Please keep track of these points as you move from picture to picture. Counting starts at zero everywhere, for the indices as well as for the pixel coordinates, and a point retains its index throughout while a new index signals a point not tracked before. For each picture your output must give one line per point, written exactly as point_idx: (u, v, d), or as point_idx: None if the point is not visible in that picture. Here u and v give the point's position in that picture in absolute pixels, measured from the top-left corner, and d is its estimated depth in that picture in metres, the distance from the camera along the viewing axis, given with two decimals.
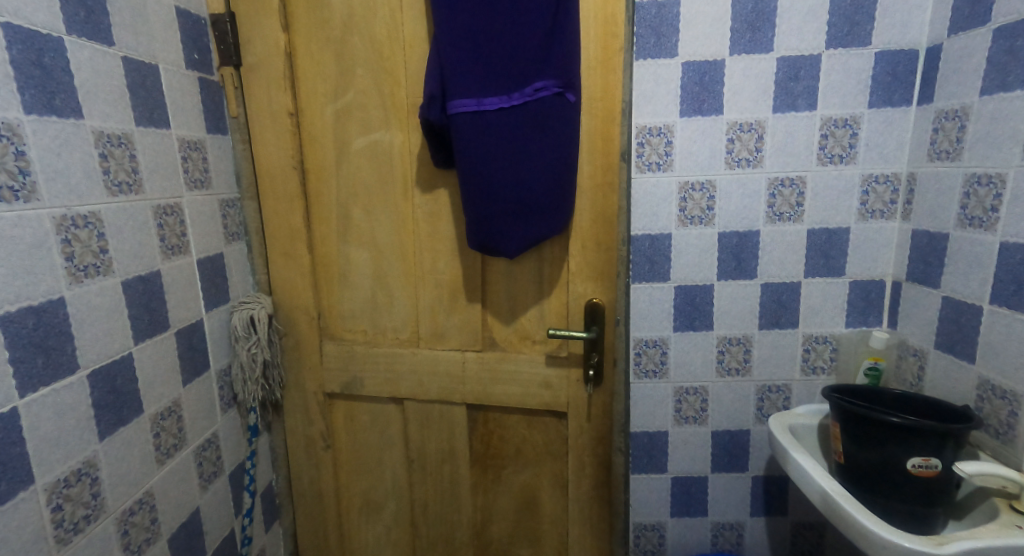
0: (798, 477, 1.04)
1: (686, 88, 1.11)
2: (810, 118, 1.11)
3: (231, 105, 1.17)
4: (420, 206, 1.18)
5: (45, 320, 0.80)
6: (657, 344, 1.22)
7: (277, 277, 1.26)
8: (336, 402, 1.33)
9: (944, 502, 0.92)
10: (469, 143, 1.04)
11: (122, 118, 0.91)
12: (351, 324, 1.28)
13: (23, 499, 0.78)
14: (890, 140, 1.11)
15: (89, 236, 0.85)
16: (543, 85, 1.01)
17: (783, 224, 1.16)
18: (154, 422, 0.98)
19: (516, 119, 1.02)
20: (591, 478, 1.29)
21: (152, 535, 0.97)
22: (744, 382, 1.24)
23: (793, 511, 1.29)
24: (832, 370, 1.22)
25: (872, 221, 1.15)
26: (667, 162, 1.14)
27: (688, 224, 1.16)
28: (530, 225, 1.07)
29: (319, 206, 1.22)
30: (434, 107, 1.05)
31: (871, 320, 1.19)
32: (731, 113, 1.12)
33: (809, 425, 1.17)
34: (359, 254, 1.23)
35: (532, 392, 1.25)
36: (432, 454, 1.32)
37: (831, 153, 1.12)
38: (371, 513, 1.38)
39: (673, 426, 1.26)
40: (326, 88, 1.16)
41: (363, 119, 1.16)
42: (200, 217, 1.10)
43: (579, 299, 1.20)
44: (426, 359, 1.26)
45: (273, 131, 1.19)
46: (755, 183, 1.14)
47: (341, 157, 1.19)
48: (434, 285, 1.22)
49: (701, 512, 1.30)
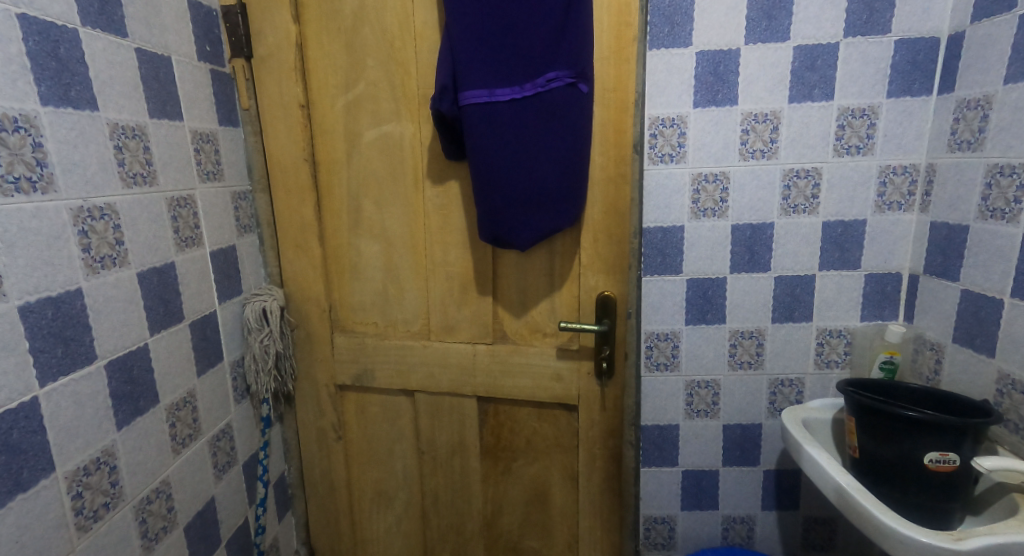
0: (811, 470, 1.03)
1: (700, 78, 1.11)
2: (827, 109, 1.10)
3: (242, 97, 1.17)
4: (431, 198, 1.18)
5: (63, 311, 0.80)
6: (668, 337, 1.23)
7: (288, 270, 1.26)
8: (347, 394, 1.34)
9: (962, 498, 0.91)
10: (480, 136, 1.03)
11: (136, 110, 0.91)
12: (362, 317, 1.28)
13: (45, 487, 0.78)
14: (907, 130, 1.10)
15: (105, 228, 0.86)
16: (555, 75, 1.00)
17: (798, 216, 1.15)
18: (170, 412, 0.98)
19: (527, 111, 1.01)
20: (601, 471, 1.29)
21: (169, 524, 0.98)
22: (757, 375, 1.24)
23: (804, 505, 1.31)
24: (847, 364, 1.22)
25: (889, 213, 1.14)
26: (680, 153, 1.14)
27: (701, 216, 1.17)
28: (542, 217, 1.07)
29: (330, 198, 1.22)
30: (446, 98, 1.04)
31: (886, 314, 1.18)
32: (746, 103, 1.11)
33: (823, 419, 1.16)
34: (370, 247, 1.23)
35: (544, 385, 1.25)
36: (442, 445, 1.33)
37: (848, 144, 1.11)
38: (383, 504, 1.39)
39: (684, 419, 1.28)
40: (337, 79, 1.16)
41: (374, 111, 1.16)
42: (214, 209, 1.10)
43: (590, 292, 1.19)
44: (437, 351, 1.27)
45: (284, 123, 1.18)
46: (770, 174, 1.14)
47: (352, 149, 1.19)
48: (445, 278, 1.22)
49: (711, 505, 1.32)
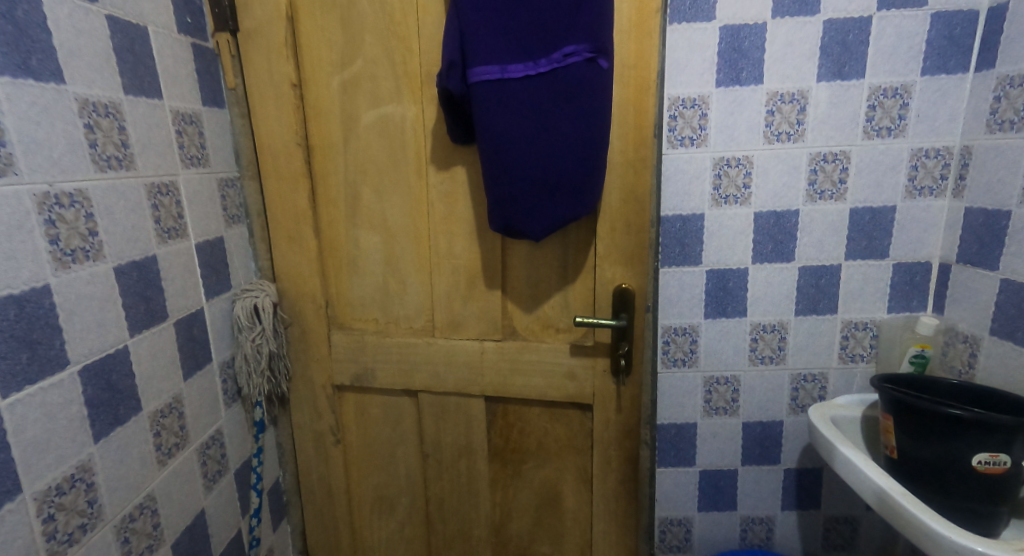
0: (848, 476, 0.97)
1: (723, 55, 1.04)
2: (858, 87, 1.03)
3: (228, 75, 1.08)
4: (436, 185, 1.10)
5: (28, 311, 0.71)
6: (686, 332, 1.17)
7: (281, 263, 1.18)
8: (346, 395, 1.26)
9: (1009, 501, 0.86)
10: (491, 116, 0.95)
11: (109, 85, 0.82)
12: (361, 313, 1.20)
13: (11, 510, 0.70)
14: (942, 111, 1.03)
15: (76, 216, 0.77)
16: (572, 50, 0.92)
17: (824, 203, 1.09)
18: (154, 420, 0.90)
19: (543, 89, 0.93)
20: (617, 473, 1.22)
21: (155, 542, 0.90)
22: (778, 371, 1.18)
23: (826, 504, 1.25)
24: (872, 358, 1.16)
25: (920, 199, 1.08)
26: (701, 136, 1.07)
27: (723, 203, 1.10)
28: (557, 206, 0.99)
29: (326, 186, 1.14)
30: (453, 75, 0.96)
31: (914, 306, 1.13)
32: (772, 82, 1.04)
33: (851, 416, 1.10)
34: (369, 238, 1.15)
35: (556, 384, 1.18)
36: (448, 448, 1.25)
37: (879, 125, 1.05)
38: (385, 510, 1.32)
39: (702, 417, 1.22)
40: (332, 56, 1.07)
41: (373, 91, 1.07)
42: (199, 197, 1.01)
43: (607, 285, 1.12)
44: (442, 349, 1.19)
45: (275, 105, 1.09)
46: (795, 158, 1.07)
47: (349, 133, 1.10)
48: (451, 271, 1.14)
49: (729, 506, 1.27)
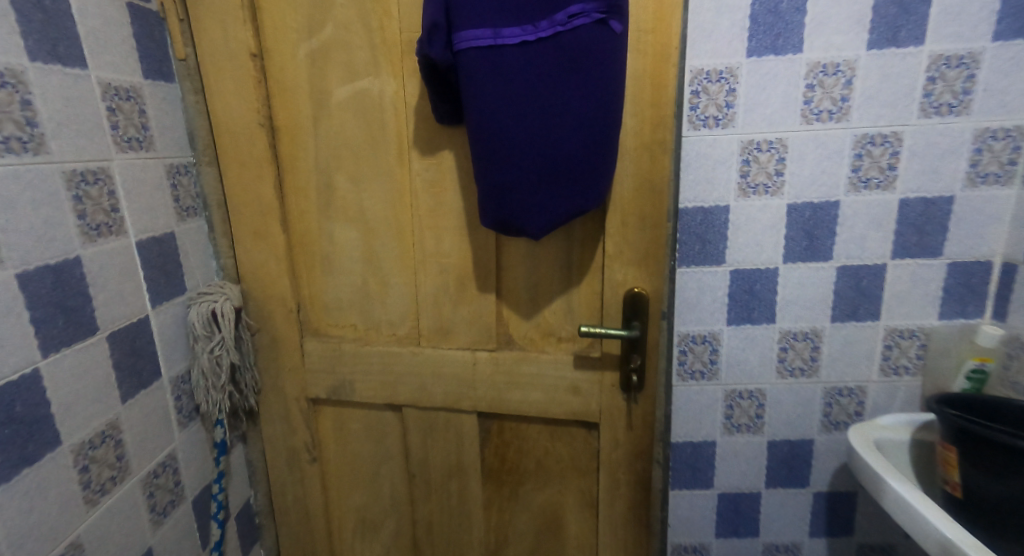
0: (900, 515, 0.83)
1: (758, 19, 0.88)
2: (915, 56, 0.88)
3: (177, 43, 0.93)
4: (419, 172, 0.95)
5: None
6: (706, 340, 1.03)
7: (245, 261, 1.03)
8: (322, 409, 1.12)
9: None
10: (482, 91, 0.80)
11: (5, 51, 0.67)
12: (338, 318, 1.06)
13: None
14: (1015, 84, 0.87)
15: None
16: (579, 10, 0.77)
17: (869, 192, 0.94)
18: (79, 454, 0.76)
19: (543, 57, 0.78)
20: (626, 498, 1.08)
21: None
22: (810, 384, 1.04)
23: (860, 531, 1.11)
24: (918, 370, 1.02)
25: (982, 188, 0.92)
26: (728, 115, 0.92)
27: (751, 193, 0.95)
28: (560, 198, 0.84)
29: (294, 174, 0.99)
30: (436, 41, 0.80)
31: (970, 311, 0.98)
32: (814, 51, 0.89)
33: (897, 440, 0.96)
34: (345, 233, 1.01)
35: (558, 399, 1.04)
36: (436, 468, 1.12)
37: (938, 102, 0.89)
38: (368, 534, 1.19)
39: (722, 435, 1.08)
40: (298, 21, 0.91)
41: (346, 62, 0.92)
42: (141, 187, 0.87)
43: (617, 288, 0.97)
44: (429, 359, 1.05)
45: (233, 78, 0.94)
46: (837, 141, 0.92)
47: (319, 112, 0.95)
48: (439, 271, 1.00)
49: (750, 532, 1.13)
